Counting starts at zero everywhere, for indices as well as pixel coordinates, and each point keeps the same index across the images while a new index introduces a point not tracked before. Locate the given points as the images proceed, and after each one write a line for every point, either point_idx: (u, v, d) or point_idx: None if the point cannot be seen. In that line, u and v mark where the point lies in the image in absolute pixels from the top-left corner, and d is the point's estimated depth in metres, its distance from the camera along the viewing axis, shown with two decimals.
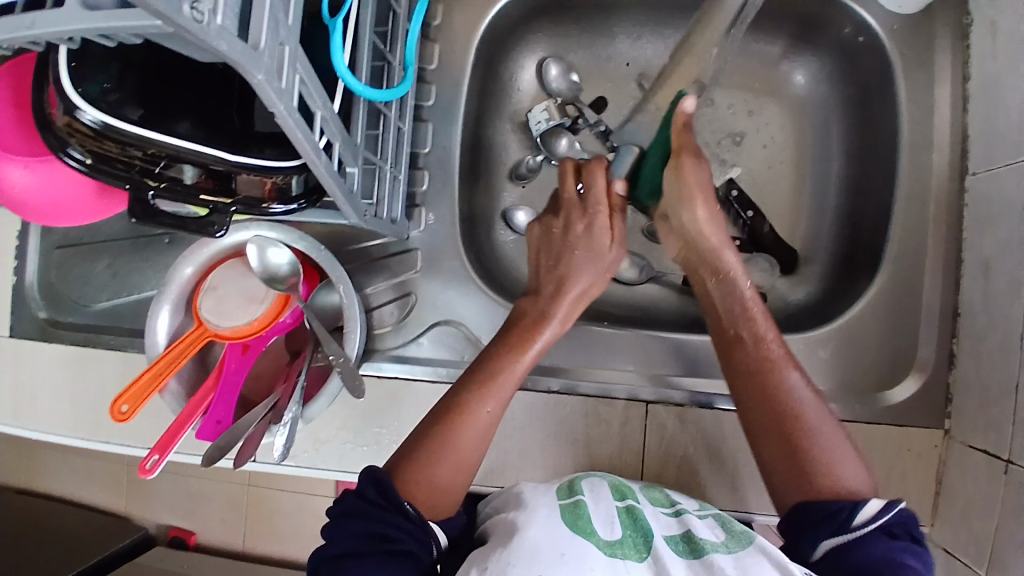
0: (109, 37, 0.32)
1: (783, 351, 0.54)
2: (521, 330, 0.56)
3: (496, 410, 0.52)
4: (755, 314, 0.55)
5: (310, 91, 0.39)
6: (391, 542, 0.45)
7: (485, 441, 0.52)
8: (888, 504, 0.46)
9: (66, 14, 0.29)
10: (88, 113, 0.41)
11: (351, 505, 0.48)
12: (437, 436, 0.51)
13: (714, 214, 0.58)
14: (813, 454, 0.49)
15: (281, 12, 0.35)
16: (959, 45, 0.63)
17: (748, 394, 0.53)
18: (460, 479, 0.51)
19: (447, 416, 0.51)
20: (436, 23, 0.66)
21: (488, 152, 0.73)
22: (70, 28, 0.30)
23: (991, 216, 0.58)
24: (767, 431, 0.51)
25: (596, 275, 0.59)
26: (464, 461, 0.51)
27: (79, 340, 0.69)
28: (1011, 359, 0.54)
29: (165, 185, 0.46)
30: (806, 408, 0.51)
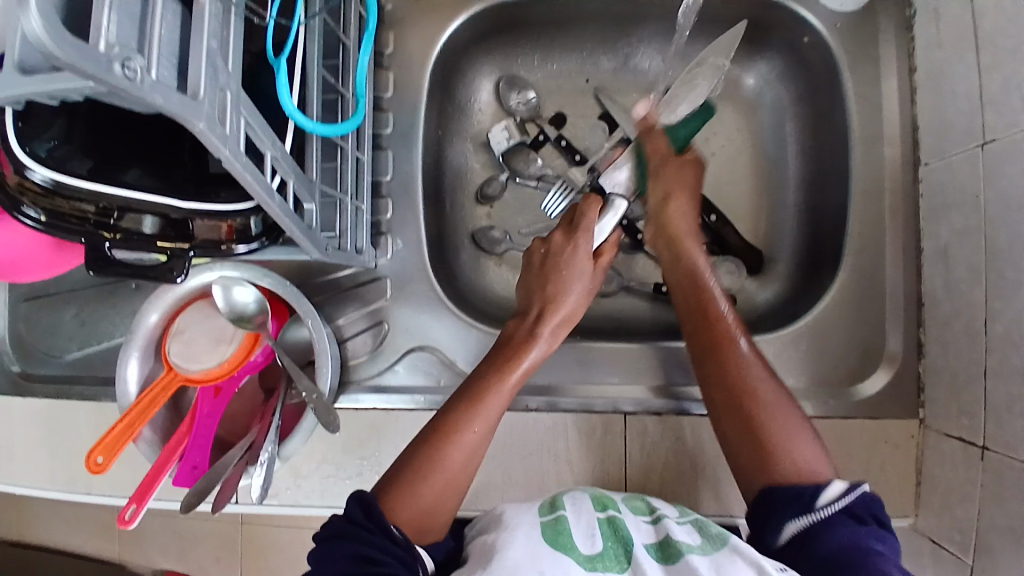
0: (53, 97, 0.32)
1: (752, 350, 0.55)
2: (512, 351, 0.57)
3: (485, 431, 0.52)
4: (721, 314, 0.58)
5: (258, 133, 0.40)
6: (374, 564, 0.43)
7: (473, 466, 0.52)
8: (850, 487, 0.46)
9: (5, 80, 0.30)
10: (37, 172, 0.40)
11: (338, 529, 0.46)
12: (423, 458, 0.50)
13: (688, 206, 0.62)
14: (768, 423, 0.51)
15: (220, 59, 0.35)
16: (904, 39, 0.64)
17: (710, 366, 0.55)
18: (448, 496, 0.50)
19: (434, 435, 0.51)
20: (389, 51, 0.67)
21: (452, 175, 0.74)
22: (12, 93, 0.30)
23: (947, 203, 0.59)
24: (733, 419, 0.52)
25: (581, 298, 0.61)
26: (449, 487, 0.50)
27: (51, 392, 0.68)
28: (976, 344, 0.55)
29: (121, 236, 0.46)
30: (773, 399, 0.52)
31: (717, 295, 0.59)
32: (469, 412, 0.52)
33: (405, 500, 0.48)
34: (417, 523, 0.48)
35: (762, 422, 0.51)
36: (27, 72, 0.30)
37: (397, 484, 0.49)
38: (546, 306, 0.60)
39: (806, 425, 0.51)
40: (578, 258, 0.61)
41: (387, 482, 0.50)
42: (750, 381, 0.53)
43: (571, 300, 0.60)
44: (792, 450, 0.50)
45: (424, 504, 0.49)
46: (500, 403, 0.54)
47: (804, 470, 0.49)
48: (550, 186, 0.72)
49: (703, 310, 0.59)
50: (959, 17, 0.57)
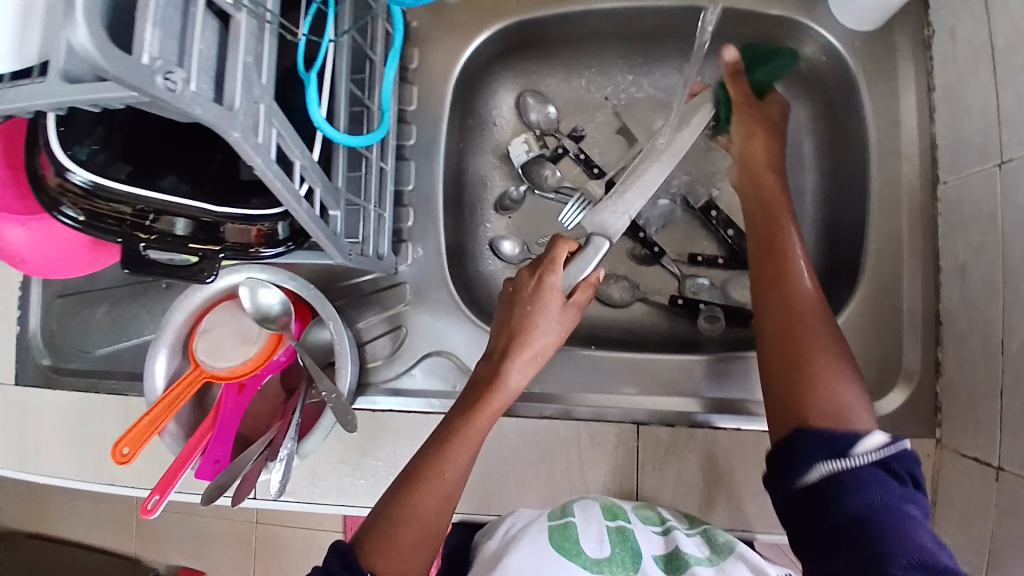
0: (95, 106, 0.34)
1: (815, 291, 0.56)
2: (480, 393, 0.56)
3: (457, 473, 0.53)
4: (789, 253, 0.58)
5: (289, 143, 0.41)
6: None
7: (452, 503, 0.52)
8: (892, 441, 0.46)
9: (52, 89, 0.32)
10: (78, 174, 0.43)
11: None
12: (402, 502, 0.51)
13: (769, 144, 0.64)
14: (811, 347, 0.52)
15: (254, 73, 0.37)
16: (922, 56, 0.64)
17: (764, 294, 0.57)
18: (430, 539, 0.51)
19: (409, 480, 0.52)
20: (413, 66, 0.69)
21: (472, 185, 0.76)
22: (57, 100, 0.32)
23: (965, 221, 0.59)
24: (779, 354, 0.53)
25: (554, 336, 0.59)
26: (429, 529, 0.50)
27: (82, 387, 0.71)
28: (992, 361, 0.54)
29: (155, 237, 0.47)
30: (825, 340, 0.53)
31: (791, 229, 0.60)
32: (444, 451, 0.53)
33: (384, 550, 0.49)
34: (403, 570, 0.49)
35: (806, 353, 0.52)
36: (71, 81, 0.32)
37: (377, 532, 0.49)
38: (513, 344, 0.58)
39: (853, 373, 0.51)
40: (546, 293, 0.58)
41: (366, 532, 0.50)
42: (802, 306, 0.55)
43: (540, 336, 0.58)
44: (833, 392, 0.50)
45: (403, 554, 0.49)
46: (471, 442, 0.54)
47: (839, 405, 0.49)
48: (567, 198, 0.73)
49: (769, 241, 0.59)
50: (977, 33, 0.57)
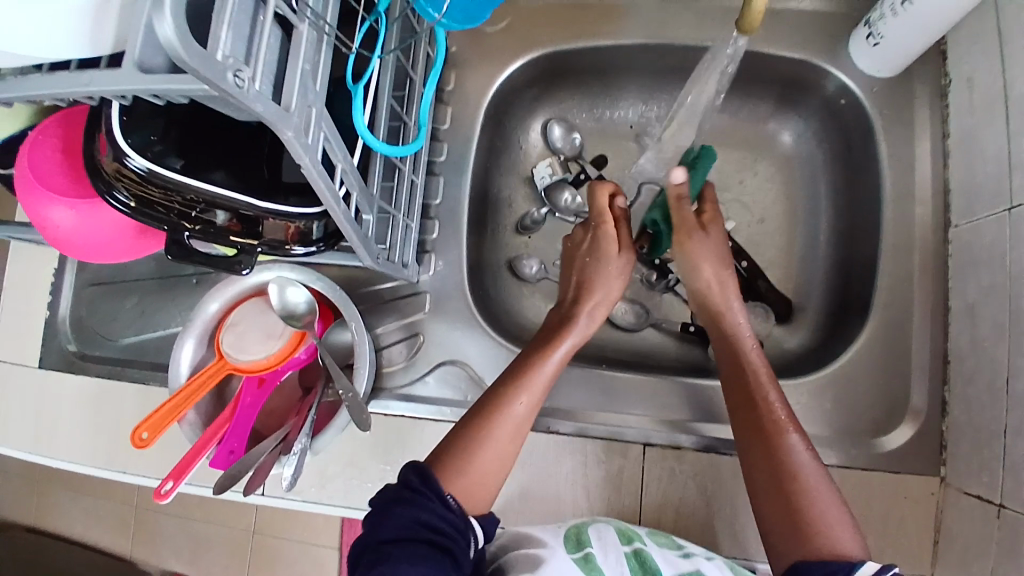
0: (157, 96, 0.37)
1: (787, 413, 0.54)
2: (550, 336, 0.60)
3: (531, 406, 0.55)
4: (762, 376, 0.57)
5: (334, 147, 0.44)
6: (436, 534, 0.46)
7: (524, 436, 0.55)
8: (883, 569, 0.43)
9: (126, 78, 0.34)
10: (135, 160, 0.45)
11: (397, 494, 0.48)
12: (480, 428, 0.53)
13: (725, 275, 0.64)
14: (810, 505, 0.49)
15: (310, 79, 0.40)
16: (938, 104, 0.67)
17: (751, 450, 0.53)
18: (500, 469, 0.53)
19: (483, 412, 0.54)
20: (449, 88, 0.72)
21: (495, 204, 0.78)
22: (129, 87, 0.35)
23: (975, 263, 0.60)
24: (767, 482, 0.52)
25: (614, 285, 0.64)
26: (501, 459, 0.53)
27: (104, 372, 0.73)
28: (998, 400, 0.55)
29: (199, 228, 0.52)
30: (806, 464, 0.51)
31: (752, 349, 0.60)
32: (522, 384, 0.55)
33: (461, 473, 0.51)
34: (474, 495, 0.51)
35: (789, 479, 0.51)
36: (144, 71, 0.35)
37: (455, 454, 0.52)
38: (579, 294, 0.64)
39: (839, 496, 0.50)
40: (601, 244, 0.64)
41: (440, 455, 0.52)
42: (793, 462, 0.51)
43: (602, 285, 0.63)
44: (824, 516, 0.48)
45: (477, 478, 0.52)
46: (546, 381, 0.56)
47: (842, 553, 0.46)
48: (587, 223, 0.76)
49: (746, 388, 0.57)
50: (993, 84, 0.59)
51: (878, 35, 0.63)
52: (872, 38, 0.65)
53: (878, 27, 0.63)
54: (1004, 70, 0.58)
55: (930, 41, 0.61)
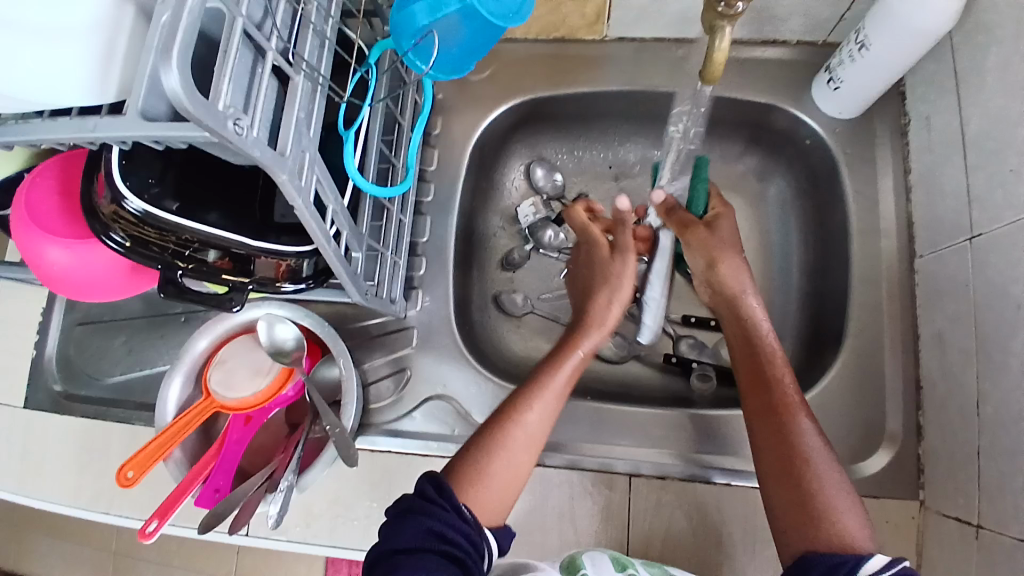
0: (157, 142, 0.39)
1: (798, 397, 0.56)
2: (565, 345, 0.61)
3: (545, 414, 0.56)
4: (774, 358, 0.59)
5: (325, 189, 0.46)
6: (449, 545, 0.46)
7: (540, 446, 0.55)
8: (891, 562, 0.44)
9: (129, 124, 0.36)
10: (133, 202, 0.47)
11: (412, 505, 0.48)
12: (495, 439, 0.54)
13: (737, 265, 0.64)
14: (819, 491, 0.50)
15: (304, 126, 0.42)
16: (898, 143, 0.71)
17: (763, 433, 0.55)
18: (516, 479, 0.54)
19: (499, 419, 0.55)
20: (436, 131, 0.75)
21: (481, 241, 0.81)
22: (131, 133, 0.37)
23: (941, 293, 0.63)
24: (775, 469, 0.53)
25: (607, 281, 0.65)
26: (518, 470, 0.54)
27: (90, 413, 0.73)
28: (970, 423, 0.58)
29: (192, 266, 0.53)
30: (816, 448, 0.52)
31: (764, 329, 0.61)
32: (536, 393, 0.56)
33: (475, 485, 0.52)
34: (488, 506, 0.52)
35: (799, 466, 0.52)
36: (147, 118, 0.37)
37: (469, 468, 0.53)
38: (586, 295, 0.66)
39: (854, 494, 0.51)
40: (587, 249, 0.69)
41: (455, 469, 0.53)
42: (805, 449, 0.52)
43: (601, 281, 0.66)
44: (831, 503, 0.49)
45: (493, 492, 0.52)
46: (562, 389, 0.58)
47: (850, 545, 0.47)
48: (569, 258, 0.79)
49: (760, 373, 0.58)
50: (949, 123, 0.63)
51: (837, 80, 0.67)
52: (832, 82, 0.69)
53: (837, 72, 0.67)
54: (958, 109, 0.62)
55: (886, 84, 0.66)
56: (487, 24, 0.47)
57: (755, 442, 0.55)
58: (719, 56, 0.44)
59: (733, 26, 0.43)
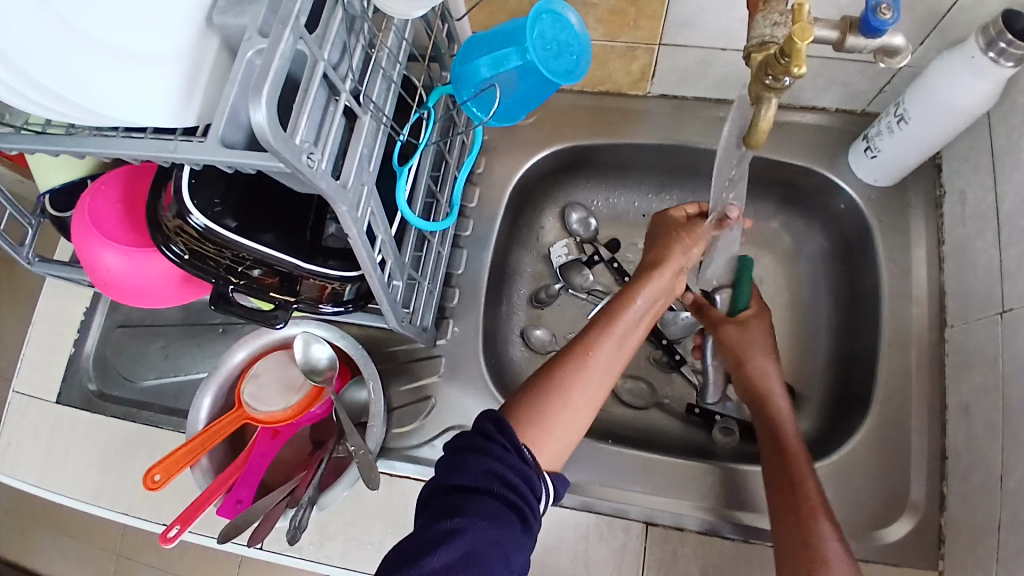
0: (231, 167, 0.42)
1: (820, 498, 0.55)
2: (617, 299, 0.58)
3: (606, 363, 0.54)
4: (797, 457, 0.59)
5: (378, 221, 0.49)
6: (509, 486, 0.45)
7: (601, 396, 0.54)
8: None
9: (210, 149, 0.39)
10: (196, 217, 0.50)
11: (471, 442, 0.47)
12: (556, 381, 0.52)
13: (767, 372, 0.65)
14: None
15: (366, 162, 0.45)
16: (933, 213, 0.72)
17: (782, 529, 0.55)
18: (575, 425, 0.52)
19: (561, 363, 0.54)
20: (480, 170, 0.78)
21: (513, 276, 0.83)
22: (210, 157, 0.39)
23: (968, 364, 0.63)
24: (793, 568, 0.52)
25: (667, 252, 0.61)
26: (579, 419, 0.52)
27: (120, 413, 0.76)
28: (993, 496, 0.57)
29: (244, 282, 0.56)
30: (835, 550, 0.52)
31: (789, 430, 0.61)
32: (598, 337, 0.54)
33: (535, 425, 0.50)
34: (547, 450, 0.50)
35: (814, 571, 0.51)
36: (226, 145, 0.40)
37: (528, 406, 0.51)
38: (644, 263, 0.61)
39: None
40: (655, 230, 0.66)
41: (514, 408, 0.52)
42: (823, 552, 0.52)
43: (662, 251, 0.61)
44: None
45: (553, 438, 0.51)
46: (626, 338, 0.56)
47: None
48: (598, 301, 0.80)
49: (784, 469, 0.58)
50: (984, 199, 0.64)
51: (875, 149, 0.69)
52: (869, 151, 0.70)
53: (875, 142, 0.69)
54: (992, 185, 0.63)
55: (922, 157, 0.67)
56: (544, 81, 0.50)
57: (772, 538, 0.56)
58: (764, 126, 0.46)
59: (778, 98, 0.45)
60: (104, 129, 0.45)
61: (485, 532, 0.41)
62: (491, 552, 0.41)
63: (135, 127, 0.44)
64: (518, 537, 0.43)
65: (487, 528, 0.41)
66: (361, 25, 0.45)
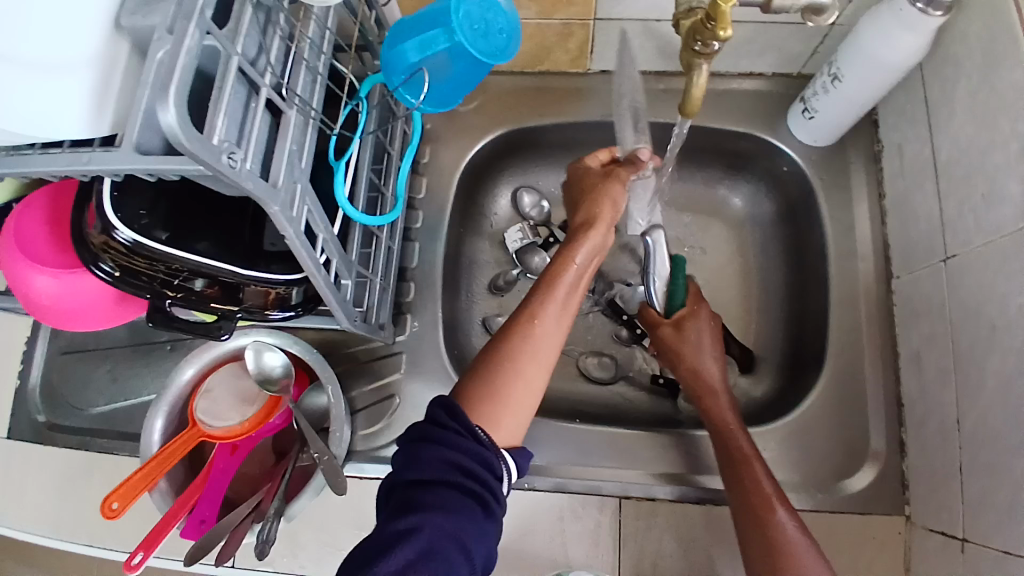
0: (151, 175, 0.39)
1: (775, 491, 0.57)
2: (555, 265, 0.56)
3: (551, 330, 0.53)
4: (749, 453, 0.59)
5: (316, 219, 0.47)
6: (466, 473, 0.44)
7: (552, 361, 0.53)
8: None
9: (124, 158, 0.37)
10: (123, 232, 0.47)
11: (423, 432, 0.47)
12: (505, 356, 0.52)
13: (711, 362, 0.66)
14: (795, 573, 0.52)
15: (296, 158, 0.43)
16: (873, 169, 0.74)
17: (745, 524, 0.56)
18: (529, 396, 0.52)
19: (508, 336, 0.53)
20: (425, 160, 0.77)
21: (469, 266, 0.82)
22: (124, 166, 0.37)
23: (916, 314, 0.65)
24: (761, 555, 0.54)
25: (592, 210, 0.59)
26: (532, 389, 0.52)
27: (74, 443, 0.72)
28: (950, 439, 0.59)
29: (181, 295, 0.53)
30: (797, 539, 0.54)
31: (734, 427, 0.62)
32: (541, 304, 0.54)
33: (488, 403, 0.50)
34: (504, 427, 0.50)
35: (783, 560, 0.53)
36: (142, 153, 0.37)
37: (480, 384, 0.51)
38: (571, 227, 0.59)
39: None
40: (574, 188, 0.63)
41: (466, 390, 0.51)
42: (787, 543, 0.54)
43: (587, 208, 0.59)
44: None
45: (509, 412, 0.50)
46: (568, 303, 0.55)
47: None
48: None
49: (733, 466, 0.59)
50: (921, 151, 0.66)
51: (812, 110, 0.70)
52: (806, 112, 0.71)
53: (812, 103, 0.70)
54: (928, 138, 0.64)
55: (857, 114, 0.68)
56: (475, 62, 0.49)
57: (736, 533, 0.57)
58: (697, 92, 0.46)
59: (709, 63, 0.45)
60: (21, 147, 0.42)
61: (442, 527, 0.41)
62: (449, 546, 0.40)
63: (50, 142, 0.42)
64: (478, 525, 0.42)
65: (444, 520, 0.41)
66: (277, 16, 0.43)
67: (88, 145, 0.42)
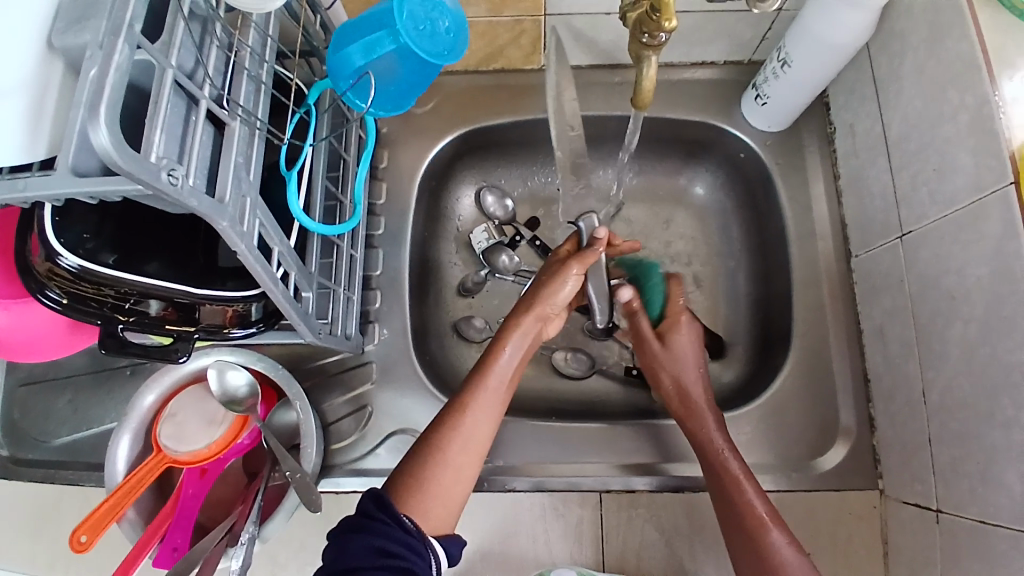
0: (93, 198, 0.37)
1: (769, 510, 0.57)
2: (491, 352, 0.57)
3: (480, 426, 0.53)
4: (738, 475, 0.59)
5: (269, 231, 0.45)
6: (392, 559, 0.44)
7: (480, 452, 0.53)
8: None
9: (60, 181, 0.35)
10: (68, 258, 0.45)
11: (354, 523, 0.47)
12: (434, 447, 0.52)
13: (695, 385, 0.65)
14: None
15: (243, 171, 0.42)
16: (826, 150, 0.75)
17: (739, 546, 0.56)
18: (455, 491, 0.51)
19: (440, 424, 0.53)
20: (383, 164, 0.76)
21: (436, 269, 0.81)
22: (61, 191, 0.35)
23: (876, 290, 0.67)
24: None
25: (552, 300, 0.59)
26: (459, 481, 0.52)
27: (41, 477, 0.68)
28: (917, 411, 0.61)
29: (133, 318, 0.52)
30: (791, 559, 0.54)
31: (721, 446, 0.61)
32: (471, 395, 0.54)
33: (413, 494, 0.50)
34: (433, 516, 0.50)
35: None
36: (79, 175, 0.36)
37: (409, 473, 0.51)
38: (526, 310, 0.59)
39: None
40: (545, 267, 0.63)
41: (395, 475, 0.51)
42: (779, 562, 0.54)
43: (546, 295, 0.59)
44: None
45: (435, 502, 0.50)
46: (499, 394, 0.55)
47: None
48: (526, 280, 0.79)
49: (722, 486, 0.59)
50: (872, 129, 0.67)
51: (765, 96, 0.71)
52: (759, 98, 0.72)
53: (764, 88, 0.71)
54: (879, 116, 0.66)
55: (809, 97, 0.69)
56: (423, 63, 0.48)
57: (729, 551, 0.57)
58: (648, 84, 0.46)
59: (657, 55, 0.45)
60: None
61: None
62: None
63: None
64: None
65: None
66: (212, 25, 0.43)
67: (27, 171, 0.39)
